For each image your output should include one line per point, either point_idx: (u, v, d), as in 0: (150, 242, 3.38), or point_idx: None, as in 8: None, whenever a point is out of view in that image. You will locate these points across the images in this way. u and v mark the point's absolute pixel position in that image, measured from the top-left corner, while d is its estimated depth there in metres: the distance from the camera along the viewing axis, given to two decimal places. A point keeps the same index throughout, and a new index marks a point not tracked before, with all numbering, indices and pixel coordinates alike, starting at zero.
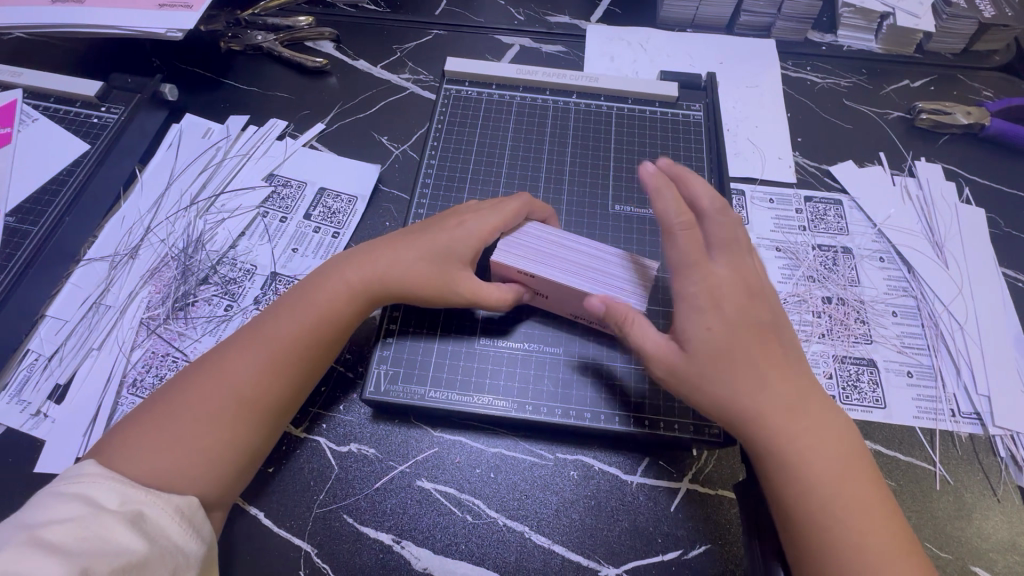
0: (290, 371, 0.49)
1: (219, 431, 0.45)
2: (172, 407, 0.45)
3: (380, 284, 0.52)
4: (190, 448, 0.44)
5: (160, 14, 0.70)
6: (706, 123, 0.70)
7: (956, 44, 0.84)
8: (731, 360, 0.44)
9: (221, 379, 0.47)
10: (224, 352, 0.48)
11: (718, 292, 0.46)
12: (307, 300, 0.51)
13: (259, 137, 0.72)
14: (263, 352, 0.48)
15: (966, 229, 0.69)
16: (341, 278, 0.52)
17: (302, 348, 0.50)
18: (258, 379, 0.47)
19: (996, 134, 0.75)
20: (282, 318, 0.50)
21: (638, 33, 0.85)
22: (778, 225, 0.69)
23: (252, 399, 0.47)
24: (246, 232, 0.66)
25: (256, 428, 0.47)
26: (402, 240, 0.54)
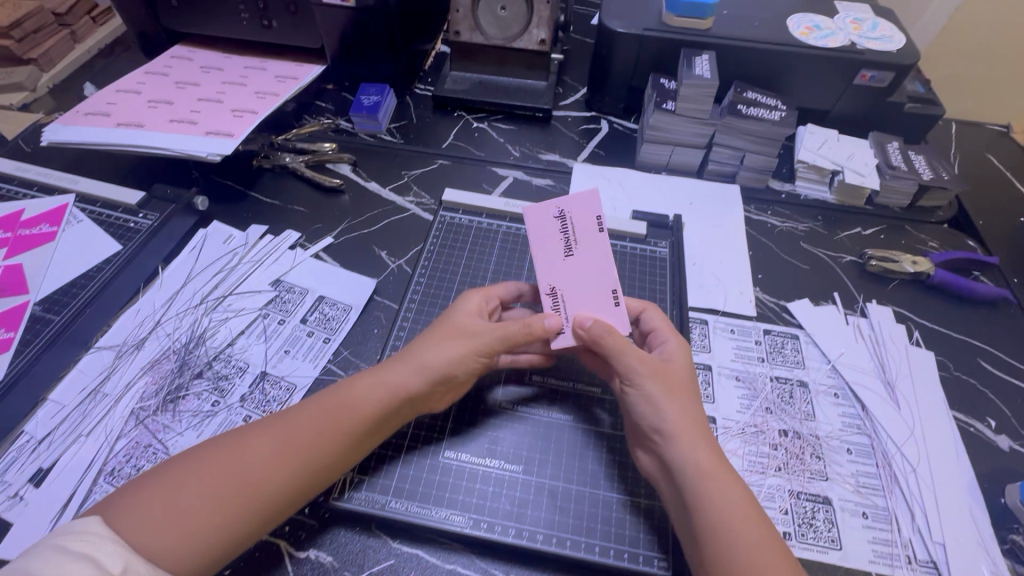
0: (304, 465, 0.52)
1: (223, 512, 0.48)
2: (185, 478, 0.48)
3: (400, 384, 0.57)
4: (195, 526, 0.47)
5: (205, 140, 0.82)
6: (671, 259, 0.77)
7: (902, 200, 0.94)
8: (682, 387, 0.57)
9: (238, 460, 0.50)
10: (249, 433, 0.52)
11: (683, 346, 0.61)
12: (339, 395, 0.56)
13: (273, 246, 0.81)
14: (287, 443, 0.52)
15: (916, 372, 0.73)
16: (370, 378, 0.57)
17: (319, 441, 0.52)
18: (273, 466, 0.50)
19: (942, 283, 0.82)
20: (314, 411, 0.54)
21: (617, 173, 0.97)
22: (739, 355, 0.74)
23: (259, 487, 0.49)
24: (246, 332, 0.72)
25: (259, 516, 0.49)
26: (434, 329, 0.62)
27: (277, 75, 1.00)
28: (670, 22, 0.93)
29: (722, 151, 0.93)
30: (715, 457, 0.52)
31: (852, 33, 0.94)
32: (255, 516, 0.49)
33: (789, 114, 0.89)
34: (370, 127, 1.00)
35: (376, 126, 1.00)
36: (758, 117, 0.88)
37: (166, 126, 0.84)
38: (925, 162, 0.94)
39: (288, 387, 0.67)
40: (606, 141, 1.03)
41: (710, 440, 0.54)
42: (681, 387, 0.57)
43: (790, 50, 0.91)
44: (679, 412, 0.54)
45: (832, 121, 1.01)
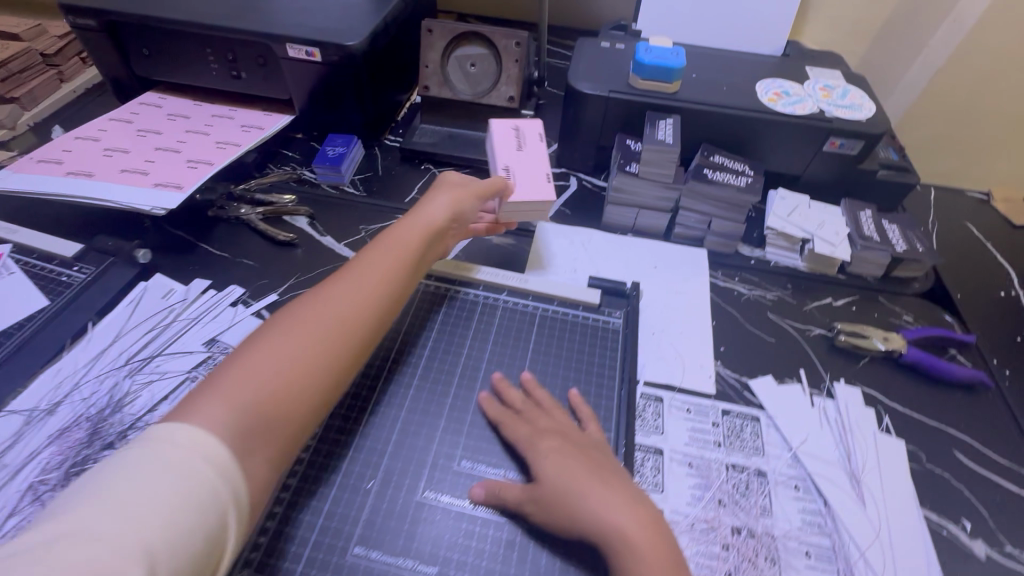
0: (369, 306, 0.60)
1: (303, 378, 0.52)
2: (255, 368, 0.50)
3: (386, 269, 0.64)
4: (248, 437, 0.47)
5: (152, 193, 0.80)
6: (623, 331, 0.74)
7: (875, 270, 0.90)
8: (586, 469, 0.55)
9: (302, 334, 0.54)
10: (303, 310, 0.57)
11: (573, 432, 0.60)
12: (378, 251, 0.66)
13: (213, 302, 0.78)
14: (315, 344, 0.54)
15: (885, 464, 0.68)
16: (392, 241, 0.67)
17: (373, 276, 0.62)
18: (341, 311, 0.57)
19: (914, 362, 0.78)
20: (358, 266, 0.63)
21: (581, 233, 0.94)
22: (693, 438, 0.69)
23: (336, 332, 0.56)
24: (169, 397, 0.68)
25: (340, 356, 0.55)
26: (385, 240, 0.67)
27: (242, 124, 0.99)
28: (636, 84, 0.93)
29: (688, 215, 0.91)
30: (632, 538, 0.50)
31: (821, 100, 0.93)
32: (300, 416, 0.52)
33: (755, 180, 0.87)
34: (333, 178, 0.99)
35: (339, 178, 0.99)
36: (723, 182, 0.86)
37: (115, 176, 0.82)
38: (899, 231, 0.91)
39: None
40: (572, 199, 1.01)
41: (628, 514, 0.51)
42: (584, 469, 0.55)
43: (756, 115, 0.90)
44: (592, 495, 0.52)
45: (803, 186, 0.99)
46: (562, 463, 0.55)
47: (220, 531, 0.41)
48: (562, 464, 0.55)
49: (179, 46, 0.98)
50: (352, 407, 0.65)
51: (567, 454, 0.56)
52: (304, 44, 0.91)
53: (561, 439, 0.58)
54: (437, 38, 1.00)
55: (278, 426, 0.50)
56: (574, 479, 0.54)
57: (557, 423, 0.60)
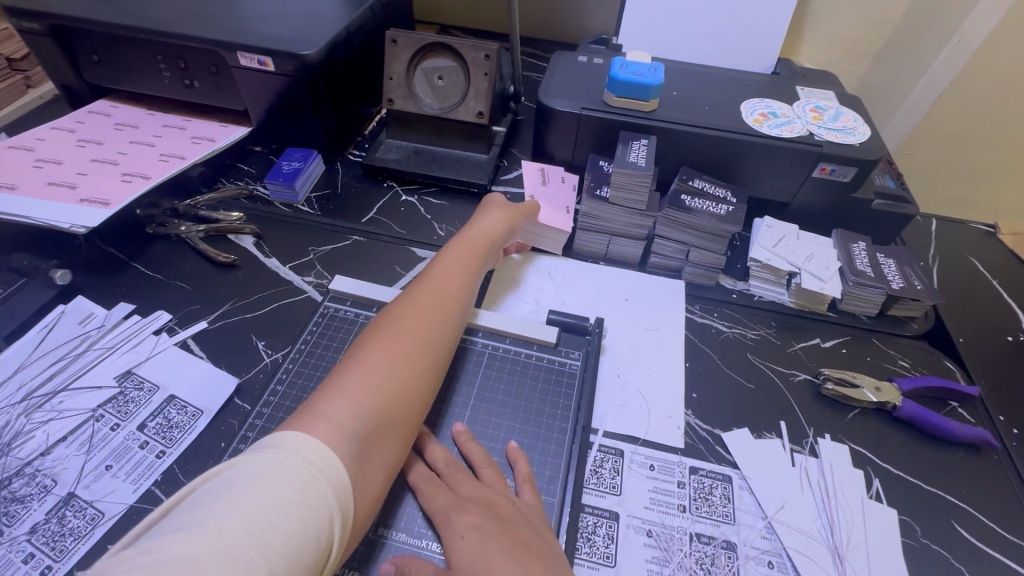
0: (451, 319, 0.61)
1: (401, 394, 0.52)
2: (359, 385, 0.50)
3: (457, 281, 0.65)
4: (370, 443, 0.48)
5: (75, 209, 0.73)
6: (581, 375, 0.66)
7: (869, 309, 0.82)
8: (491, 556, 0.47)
9: (398, 349, 0.54)
10: (392, 325, 0.57)
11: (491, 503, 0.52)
12: (452, 263, 0.67)
13: (135, 329, 0.71)
14: (413, 353, 0.55)
15: (873, 539, 0.59)
16: (458, 253, 0.69)
17: (454, 289, 0.64)
18: (430, 327, 0.58)
19: (910, 417, 0.70)
20: (435, 278, 0.64)
21: (548, 260, 0.87)
22: (655, 501, 0.61)
23: (429, 347, 0.57)
24: (67, 438, 0.61)
25: (433, 370, 0.56)
26: (454, 250, 0.69)
27: (193, 136, 0.93)
28: (611, 102, 0.86)
29: (664, 243, 0.84)
30: None
31: (811, 122, 0.86)
32: (405, 428, 0.52)
33: (737, 209, 0.79)
34: (286, 195, 0.93)
35: (293, 196, 0.92)
36: (700, 210, 0.79)
37: (40, 190, 0.76)
38: (895, 266, 0.83)
39: (93, 517, 0.56)
40: None
41: None
42: (492, 557, 0.47)
43: (740, 138, 0.83)
44: None
45: (792, 214, 0.91)
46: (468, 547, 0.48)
47: (330, 541, 0.41)
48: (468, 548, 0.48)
49: (128, 52, 0.92)
50: None
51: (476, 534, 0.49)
52: (256, 52, 0.86)
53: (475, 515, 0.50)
54: (402, 49, 0.93)
55: (387, 437, 0.50)
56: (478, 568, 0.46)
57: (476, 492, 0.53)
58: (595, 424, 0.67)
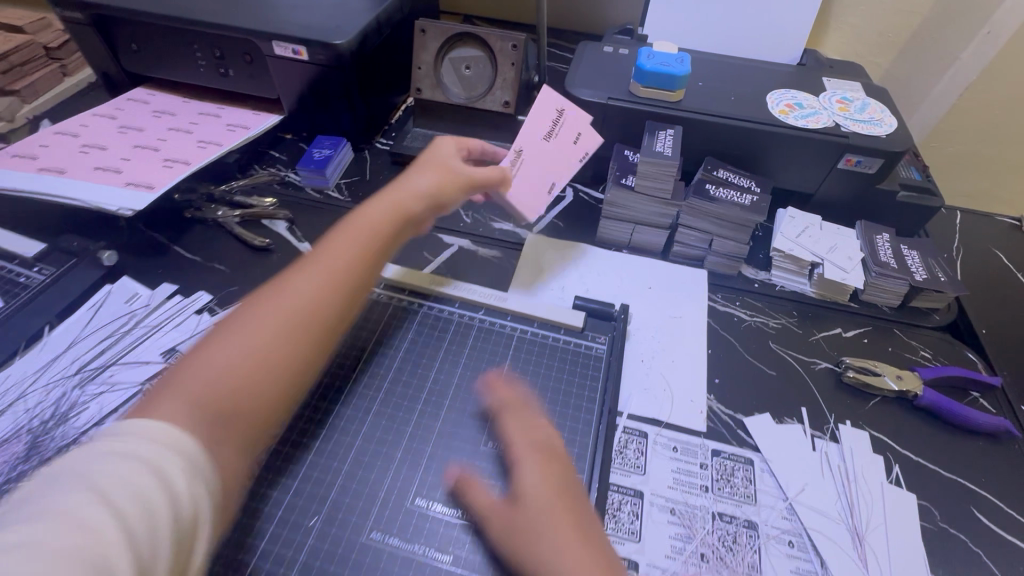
0: (343, 285, 0.57)
1: (253, 375, 0.49)
2: (185, 370, 0.48)
3: (343, 274, 0.58)
4: (219, 425, 0.46)
5: (122, 192, 0.77)
6: (607, 358, 0.68)
7: (891, 300, 0.83)
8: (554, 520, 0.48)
9: (238, 328, 0.51)
10: (259, 301, 0.54)
11: (550, 468, 0.52)
12: (340, 230, 0.62)
13: (177, 309, 0.75)
14: (246, 338, 0.51)
15: (893, 521, 0.61)
16: (362, 216, 0.64)
17: (340, 253, 0.60)
18: (301, 296, 0.54)
19: (931, 405, 0.71)
20: (320, 247, 0.60)
21: (573, 249, 0.88)
22: (678, 481, 0.63)
23: (300, 319, 0.53)
24: (117, 410, 0.63)
25: (303, 343, 0.53)
26: (343, 229, 0.62)
27: (228, 123, 0.96)
28: (637, 92, 0.87)
29: (687, 233, 0.85)
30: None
31: (837, 113, 0.86)
32: (240, 429, 0.47)
33: (761, 199, 0.80)
34: (317, 182, 0.95)
35: (323, 182, 0.95)
36: (725, 199, 0.80)
37: (87, 174, 0.80)
38: (918, 258, 0.84)
39: None
40: (567, 210, 0.96)
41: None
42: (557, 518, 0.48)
43: (766, 128, 0.84)
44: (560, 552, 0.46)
45: (816, 205, 0.92)
46: (527, 510, 0.49)
47: (188, 548, 0.39)
48: (527, 511, 0.49)
49: (166, 41, 0.95)
50: (305, 428, 0.60)
51: (534, 501, 0.50)
52: (291, 42, 0.88)
53: (533, 477, 0.51)
54: (431, 38, 0.95)
55: (239, 423, 0.48)
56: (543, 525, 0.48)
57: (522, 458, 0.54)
58: (619, 406, 0.69)
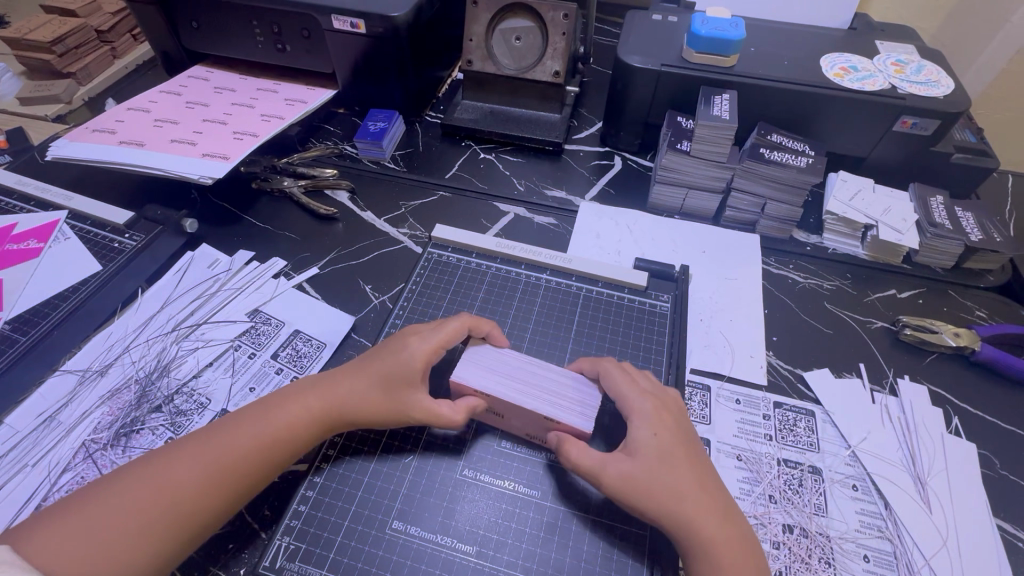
0: (324, 411, 0.56)
1: (164, 511, 0.49)
2: (115, 495, 0.49)
3: (339, 405, 0.56)
4: (126, 545, 0.47)
5: (199, 162, 0.81)
6: (671, 314, 0.71)
7: (946, 261, 0.84)
8: (670, 466, 0.52)
9: (196, 458, 0.52)
10: (238, 428, 0.54)
11: (664, 414, 0.55)
12: (347, 375, 0.58)
13: (256, 273, 0.79)
14: (197, 458, 0.52)
15: (954, 467, 0.63)
16: (351, 377, 0.57)
17: (346, 410, 0.56)
18: (248, 444, 0.53)
19: (989, 360, 0.72)
20: (335, 379, 0.58)
21: (626, 214, 0.91)
22: (742, 430, 0.66)
23: (234, 464, 0.52)
24: (214, 363, 0.69)
25: (258, 465, 0.53)
26: (360, 364, 0.59)
27: (287, 98, 0.99)
28: (690, 58, 0.88)
29: (740, 197, 0.86)
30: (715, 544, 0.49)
31: (893, 76, 0.86)
32: (172, 531, 0.49)
33: (817, 161, 0.81)
34: (374, 154, 0.98)
35: (380, 153, 0.98)
36: (782, 162, 0.80)
37: (164, 146, 0.84)
38: (974, 219, 0.84)
39: None
40: (617, 178, 0.98)
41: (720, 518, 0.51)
42: (672, 462, 0.52)
43: (822, 92, 0.84)
44: (688, 488, 0.51)
45: (868, 169, 0.92)
46: (645, 457, 0.52)
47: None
48: (644, 460, 0.52)
49: (226, 18, 0.98)
50: None
51: (651, 448, 0.53)
52: (349, 15, 0.90)
53: (649, 425, 0.54)
54: (482, 10, 0.97)
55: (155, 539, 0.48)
56: (662, 472, 0.51)
57: (635, 411, 0.55)
58: None
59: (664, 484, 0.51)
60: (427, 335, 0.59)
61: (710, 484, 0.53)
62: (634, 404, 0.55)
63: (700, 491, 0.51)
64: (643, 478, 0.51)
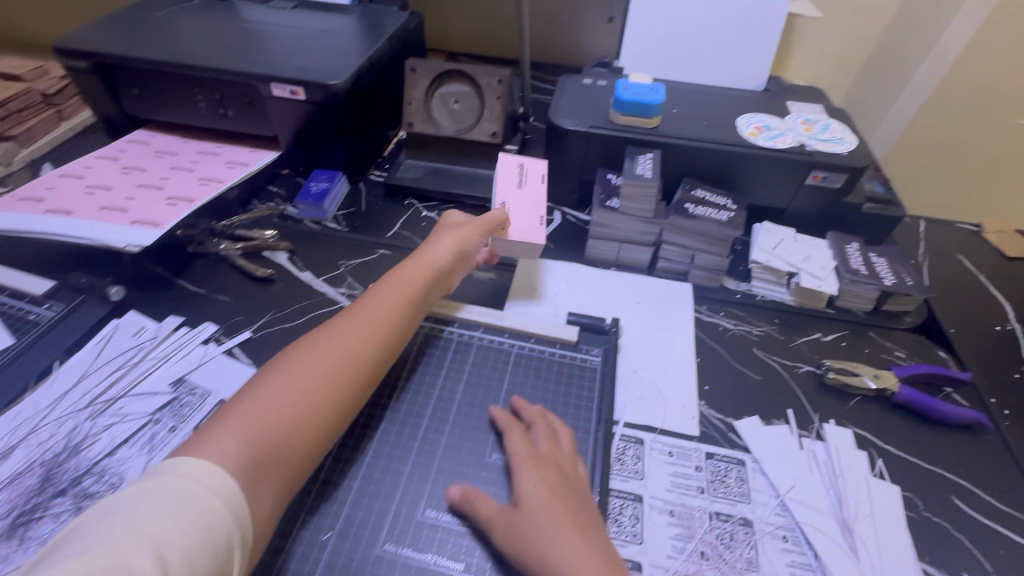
0: (386, 323, 0.67)
1: (297, 418, 0.56)
2: (246, 415, 0.54)
3: (391, 314, 0.67)
4: (261, 468, 0.52)
5: (128, 229, 0.80)
6: (601, 369, 0.73)
7: (866, 304, 0.88)
8: (551, 521, 0.52)
9: (301, 374, 0.58)
10: (316, 347, 0.62)
11: (545, 472, 0.57)
12: (387, 288, 0.70)
13: (184, 340, 0.77)
14: (300, 374, 0.58)
15: (881, 512, 0.64)
16: (382, 294, 0.69)
17: (396, 316, 0.68)
18: (344, 357, 0.61)
19: (908, 402, 0.75)
20: (377, 299, 0.68)
21: (563, 268, 0.93)
22: (674, 484, 0.66)
23: (338, 376, 0.60)
24: (130, 440, 0.66)
25: (354, 379, 0.61)
26: (387, 282, 0.71)
27: (228, 161, 1.00)
28: (616, 120, 0.93)
29: (670, 249, 0.90)
30: None
31: (802, 134, 0.93)
32: (305, 438, 0.56)
33: (737, 215, 0.86)
34: (315, 214, 0.99)
35: (321, 214, 0.99)
36: (705, 216, 0.85)
37: (94, 214, 0.82)
38: (887, 264, 0.89)
39: None
40: (556, 232, 1.01)
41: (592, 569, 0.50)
42: (555, 515, 0.53)
43: (737, 150, 0.90)
44: (564, 543, 0.51)
45: (790, 219, 0.98)
46: (523, 512, 0.53)
47: (230, 558, 0.45)
48: (524, 514, 0.53)
49: (167, 85, 0.99)
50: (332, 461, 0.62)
51: (534, 503, 0.54)
52: (288, 83, 0.93)
53: (525, 480, 0.56)
54: (421, 76, 1.01)
55: (293, 459, 0.54)
56: (540, 521, 0.52)
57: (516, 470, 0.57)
58: (616, 415, 0.72)
59: (542, 534, 0.52)
60: (424, 255, 0.76)
61: (591, 537, 0.52)
62: (516, 467, 0.58)
63: (573, 540, 0.51)
64: (528, 528, 0.52)
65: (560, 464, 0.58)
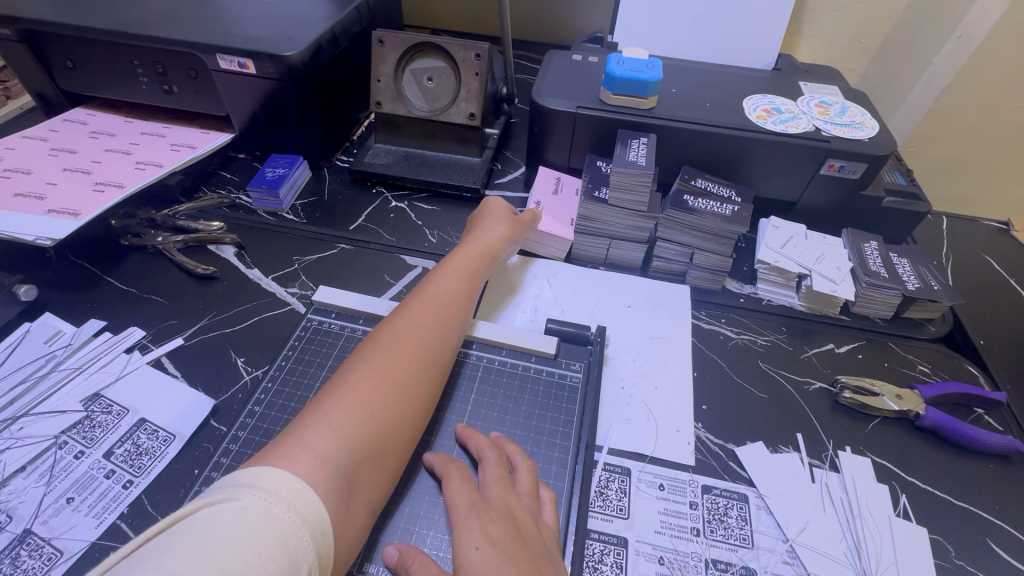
0: (458, 311, 0.61)
1: (382, 418, 0.48)
2: (331, 414, 0.46)
3: (460, 299, 0.62)
4: (353, 476, 0.44)
5: (42, 220, 0.69)
6: (582, 387, 0.64)
7: (886, 311, 0.78)
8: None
9: (380, 364, 0.51)
10: (389, 334, 0.55)
11: (493, 521, 0.47)
12: (445, 273, 0.64)
13: (105, 347, 0.67)
14: (379, 366, 0.51)
15: (906, 561, 0.55)
16: (443, 277, 0.63)
17: (463, 302, 0.62)
18: (422, 347, 0.54)
19: (935, 426, 0.65)
20: (442, 283, 0.62)
21: (545, 266, 0.83)
22: (665, 524, 0.56)
23: (417, 368, 0.53)
24: (27, 468, 0.56)
25: (432, 372, 0.54)
26: (444, 268, 0.65)
27: (172, 142, 0.89)
28: (608, 100, 0.82)
29: (666, 247, 0.80)
30: None
31: (817, 118, 0.82)
32: (388, 441, 0.48)
33: (743, 209, 0.75)
34: (270, 203, 0.89)
35: (277, 204, 0.88)
36: (706, 210, 0.74)
37: (5, 202, 0.72)
38: (910, 266, 0.79)
39: (49, 556, 0.50)
40: None
41: None
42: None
43: (745, 135, 0.79)
44: None
45: (801, 213, 0.87)
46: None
47: None
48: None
49: (103, 56, 0.88)
50: None
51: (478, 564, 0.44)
52: (236, 54, 0.82)
53: (469, 535, 0.46)
54: (390, 50, 0.89)
55: (372, 469, 0.46)
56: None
57: (458, 522, 0.48)
58: (598, 440, 0.63)
59: None
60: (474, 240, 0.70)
61: None
62: (458, 518, 0.48)
63: None
64: None
65: (511, 510, 0.49)
